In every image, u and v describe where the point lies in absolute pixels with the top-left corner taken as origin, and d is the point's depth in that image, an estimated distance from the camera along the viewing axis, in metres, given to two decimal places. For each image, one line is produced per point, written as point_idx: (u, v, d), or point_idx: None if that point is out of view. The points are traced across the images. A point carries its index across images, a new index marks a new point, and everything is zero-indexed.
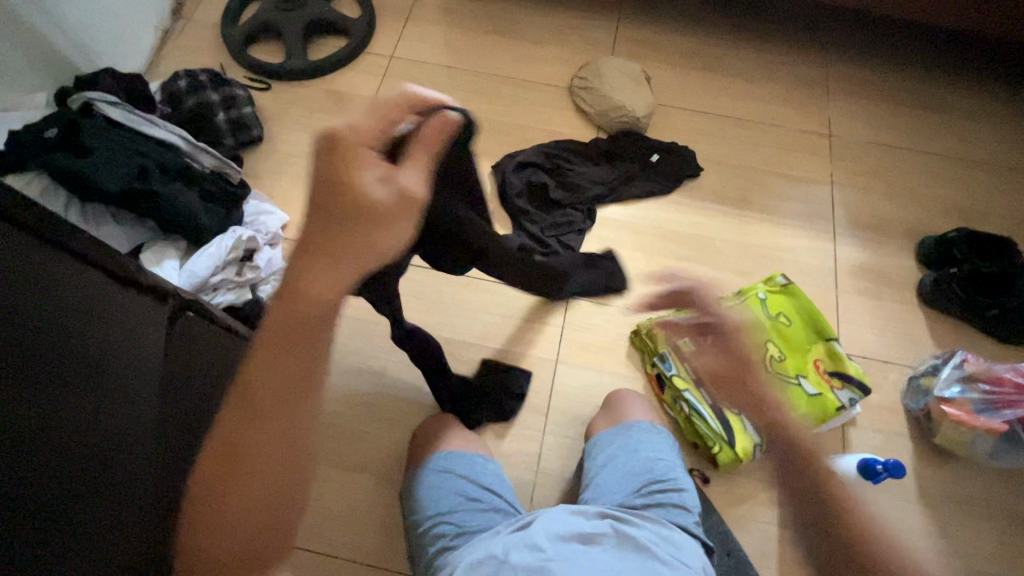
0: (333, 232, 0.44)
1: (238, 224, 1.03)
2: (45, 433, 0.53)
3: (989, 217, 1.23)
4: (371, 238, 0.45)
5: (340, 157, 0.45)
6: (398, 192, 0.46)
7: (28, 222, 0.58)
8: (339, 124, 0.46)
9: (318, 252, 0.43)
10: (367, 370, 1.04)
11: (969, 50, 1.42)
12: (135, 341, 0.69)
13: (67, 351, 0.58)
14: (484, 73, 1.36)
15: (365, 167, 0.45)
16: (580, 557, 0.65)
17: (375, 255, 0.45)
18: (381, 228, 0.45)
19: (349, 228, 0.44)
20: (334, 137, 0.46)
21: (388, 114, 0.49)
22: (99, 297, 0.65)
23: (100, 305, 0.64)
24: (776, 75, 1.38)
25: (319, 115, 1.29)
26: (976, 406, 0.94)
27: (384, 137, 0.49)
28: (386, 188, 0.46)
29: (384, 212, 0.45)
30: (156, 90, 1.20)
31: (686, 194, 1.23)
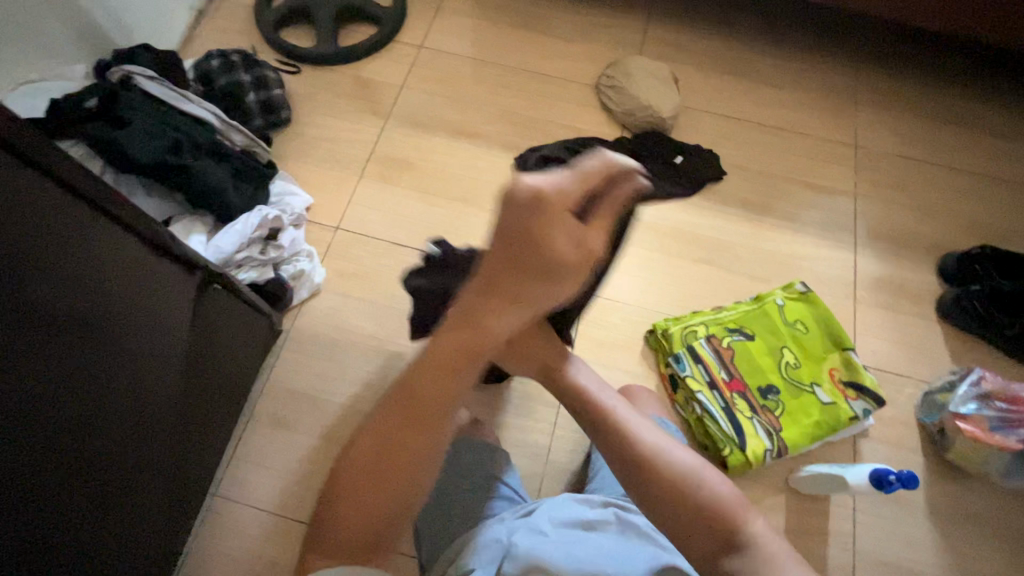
0: (504, 274, 0.56)
1: (264, 204, 1.04)
2: (54, 392, 0.55)
3: (1014, 236, 1.22)
4: (545, 284, 0.57)
5: (543, 215, 0.54)
6: (580, 249, 0.56)
7: (83, 190, 0.58)
8: (552, 181, 0.54)
9: (498, 299, 0.57)
10: (383, 354, 1.05)
11: (1002, 67, 1.40)
12: (157, 309, 0.70)
13: (91, 315, 0.59)
14: (511, 67, 1.36)
15: (560, 225, 0.55)
16: (583, 542, 0.66)
17: (542, 302, 0.58)
18: (558, 281, 0.57)
19: (524, 280, 0.56)
20: (540, 193, 0.53)
21: (588, 178, 0.57)
22: (135, 264, 0.66)
23: (133, 273, 0.66)
24: (803, 82, 1.38)
25: (346, 100, 1.30)
26: (992, 424, 0.93)
27: (579, 198, 0.57)
28: (574, 247, 0.56)
29: (565, 265, 0.56)
30: (189, 68, 1.22)
31: (708, 197, 1.23)
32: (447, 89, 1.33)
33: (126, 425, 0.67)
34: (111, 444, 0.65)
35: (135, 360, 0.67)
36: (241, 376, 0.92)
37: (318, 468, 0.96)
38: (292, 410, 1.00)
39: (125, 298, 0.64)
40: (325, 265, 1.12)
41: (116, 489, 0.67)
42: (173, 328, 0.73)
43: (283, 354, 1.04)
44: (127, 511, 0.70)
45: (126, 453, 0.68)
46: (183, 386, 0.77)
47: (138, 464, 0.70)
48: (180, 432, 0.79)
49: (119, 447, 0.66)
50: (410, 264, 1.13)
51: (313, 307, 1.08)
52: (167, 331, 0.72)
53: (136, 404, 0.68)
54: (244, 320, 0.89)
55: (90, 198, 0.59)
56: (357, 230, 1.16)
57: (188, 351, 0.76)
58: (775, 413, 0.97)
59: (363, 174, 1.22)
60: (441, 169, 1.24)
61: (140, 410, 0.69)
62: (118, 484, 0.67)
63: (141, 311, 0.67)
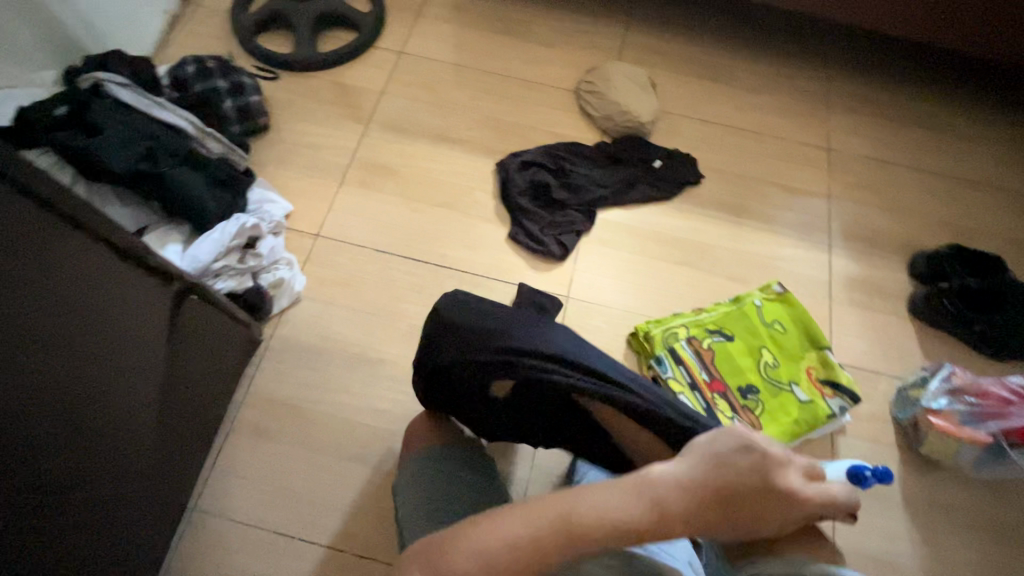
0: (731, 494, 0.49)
1: (242, 212, 1.03)
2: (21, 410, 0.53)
3: (980, 235, 1.26)
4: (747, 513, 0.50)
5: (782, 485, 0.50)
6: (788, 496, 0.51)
7: (55, 202, 0.57)
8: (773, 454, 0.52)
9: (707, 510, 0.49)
10: (366, 361, 1.05)
11: (967, 72, 1.45)
12: (130, 321, 0.68)
13: (61, 329, 0.58)
14: (492, 72, 1.37)
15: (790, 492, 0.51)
16: None
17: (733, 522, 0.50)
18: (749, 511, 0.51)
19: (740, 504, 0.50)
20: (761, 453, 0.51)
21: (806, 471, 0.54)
22: (105, 276, 0.64)
23: (105, 285, 0.64)
24: (778, 87, 1.41)
25: (326, 106, 1.30)
26: (962, 419, 0.96)
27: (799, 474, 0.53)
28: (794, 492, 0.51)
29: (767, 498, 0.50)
30: (163, 75, 1.20)
31: (687, 200, 1.24)
32: (427, 94, 1.33)
33: (98, 442, 0.65)
34: (83, 462, 0.63)
35: (107, 376, 0.65)
36: (221, 388, 0.90)
37: (302, 478, 0.95)
38: (274, 420, 0.99)
39: (95, 311, 0.63)
40: (305, 272, 1.11)
41: (89, 509, 0.65)
42: (147, 340, 0.71)
43: (263, 364, 1.03)
44: (102, 530, 0.68)
45: (99, 473, 0.66)
46: (158, 400, 0.75)
47: (111, 481, 0.68)
48: (157, 447, 0.77)
49: (91, 466, 0.64)
50: (393, 270, 1.13)
51: (294, 315, 1.07)
52: (141, 343, 0.70)
53: (108, 421, 0.66)
54: (222, 330, 0.88)
55: (60, 211, 0.58)
56: (338, 237, 1.15)
57: (163, 364, 0.75)
58: (755, 412, 0.98)
59: (344, 181, 1.21)
60: (423, 174, 1.23)
61: (114, 426, 0.67)
62: (91, 503, 0.65)
63: (112, 325, 0.65)
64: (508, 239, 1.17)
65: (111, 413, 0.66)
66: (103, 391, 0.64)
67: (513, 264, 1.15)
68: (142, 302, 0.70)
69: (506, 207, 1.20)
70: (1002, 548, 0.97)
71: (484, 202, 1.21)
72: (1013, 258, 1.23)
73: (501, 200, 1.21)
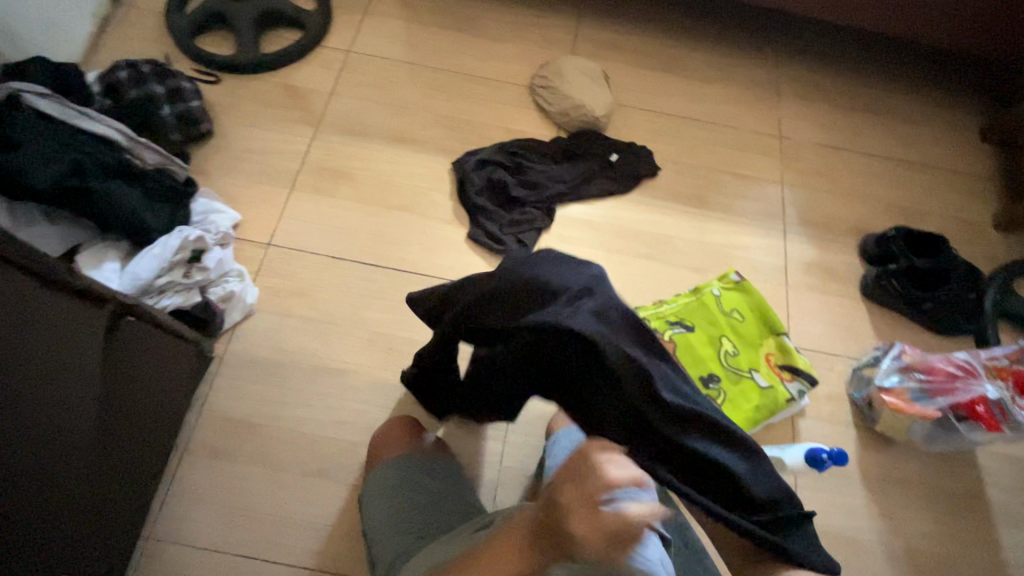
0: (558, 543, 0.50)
1: (185, 225, 0.99)
2: None
3: (925, 215, 1.30)
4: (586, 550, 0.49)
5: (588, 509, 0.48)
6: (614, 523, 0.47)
7: None
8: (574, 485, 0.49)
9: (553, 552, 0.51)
10: (325, 372, 1.02)
11: (909, 56, 1.50)
12: (66, 351, 0.65)
13: None
14: (444, 69, 1.34)
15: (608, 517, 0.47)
16: None
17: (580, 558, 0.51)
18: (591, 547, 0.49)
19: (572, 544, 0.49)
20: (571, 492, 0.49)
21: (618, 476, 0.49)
22: (32, 305, 0.61)
23: (28, 314, 0.60)
24: (730, 76, 1.42)
25: (273, 109, 1.25)
26: (913, 395, 1.00)
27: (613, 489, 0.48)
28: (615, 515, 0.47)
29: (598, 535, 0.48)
30: (94, 81, 1.13)
31: (645, 192, 1.25)
32: (379, 94, 1.30)
33: (41, 483, 0.61)
34: (27, 506, 0.59)
35: (47, 411, 0.61)
36: (168, 410, 0.87)
37: (263, 497, 0.92)
38: (231, 439, 0.95)
39: (26, 345, 0.59)
40: (258, 283, 1.07)
41: (35, 555, 0.61)
42: (86, 368, 0.68)
43: (216, 381, 0.99)
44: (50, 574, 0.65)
45: (41, 516, 0.62)
46: (102, 430, 0.71)
47: (58, 521, 0.65)
48: (103, 479, 0.73)
49: (36, 509, 0.60)
50: (350, 277, 1.10)
51: (248, 329, 1.03)
52: (80, 373, 0.67)
53: (52, 458, 0.62)
54: (167, 350, 0.84)
55: None
56: (291, 245, 1.11)
57: (105, 392, 0.71)
58: (717, 401, 0.99)
59: (295, 186, 1.17)
60: (377, 177, 1.20)
61: (59, 463, 0.63)
62: (39, 547, 0.62)
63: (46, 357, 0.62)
64: (466, 240, 1.15)
65: (54, 451, 0.63)
66: (43, 429, 0.61)
67: (474, 265, 1.14)
68: (75, 329, 0.67)
69: (464, 207, 1.18)
70: (955, 516, 1.01)
71: (441, 203, 1.19)
72: (956, 236, 1.28)
73: (459, 200, 1.19)
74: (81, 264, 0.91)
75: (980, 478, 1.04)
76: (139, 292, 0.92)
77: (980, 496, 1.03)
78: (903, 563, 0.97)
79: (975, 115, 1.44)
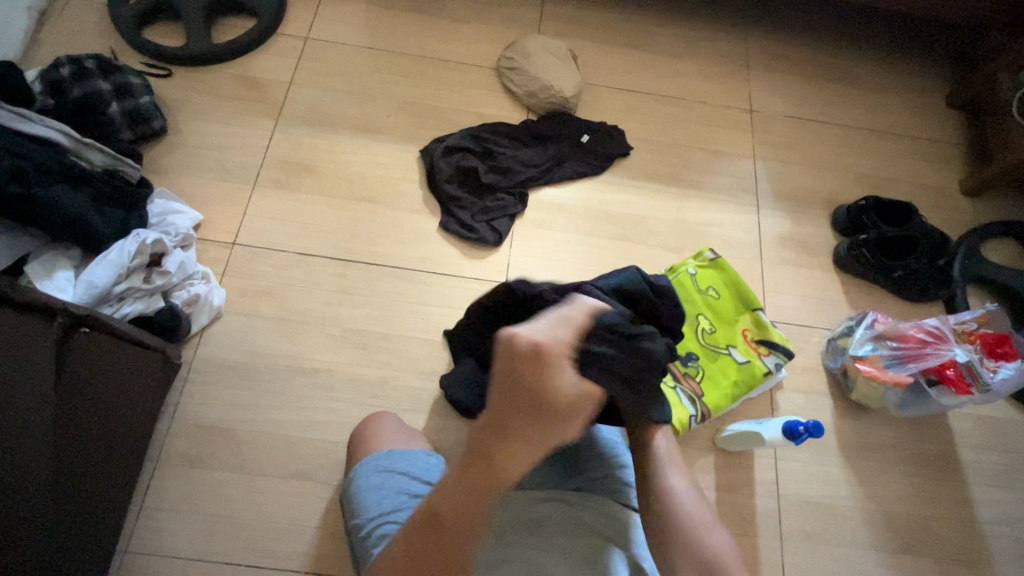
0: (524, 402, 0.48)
1: (142, 228, 0.94)
2: None
3: (895, 183, 1.32)
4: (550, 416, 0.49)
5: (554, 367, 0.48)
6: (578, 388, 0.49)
7: None
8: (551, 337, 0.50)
9: (516, 426, 0.49)
10: (301, 372, 0.99)
11: (876, 24, 1.49)
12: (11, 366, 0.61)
13: None
14: (408, 54, 1.30)
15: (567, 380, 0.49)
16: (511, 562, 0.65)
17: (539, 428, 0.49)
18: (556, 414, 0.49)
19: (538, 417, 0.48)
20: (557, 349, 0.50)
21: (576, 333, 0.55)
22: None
23: None
24: (699, 51, 1.41)
25: (230, 103, 1.20)
26: (886, 362, 1.01)
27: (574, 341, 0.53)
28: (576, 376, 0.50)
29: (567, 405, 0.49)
30: (33, 79, 1.07)
31: (618, 173, 1.23)
32: (341, 82, 1.25)
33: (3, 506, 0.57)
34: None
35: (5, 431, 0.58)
36: (134, 422, 0.84)
37: (242, 503, 0.90)
38: (204, 446, 0.93)
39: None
40: (224, 285, 1.04)
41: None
42: (40, 384, 0.64)
43: (187, 387, 0.96)
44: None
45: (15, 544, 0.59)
46: (63, 448, 0.68)
47: (29, 551, 0.61)
48: (68, 499, 0.70)
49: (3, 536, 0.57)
50: (320, 273, 1.07)
51: (217, 331, 1.00)
52: (33, 389, 0.63)
53: (11, 479, 0.59)
54: (129, 360, 0.81)
55: None
56: (257, 243, 1.08)
57: (60, 409, 0.67)
58: (696, 379, 1.00)
59: (257, 182, 1.13)
60: (343, 168, 1.17)
61: (20, 484, 0.60)
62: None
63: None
64: (438, 230, 1.13)
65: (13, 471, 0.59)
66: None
67: (448, 255, 1.11)
68: (18, 342, 0.63)
69: (434, 195, 1.15)
70: (928, 477, 1.04)
71: (411, 192, 1.16)
72: (926, 203, 1.30)
73: (429, 189, 1.16)
74: (30, 274, 0.86)
75: (951, 439, 1.07)
76: (94, 300, 0.87)
77: (952, 457, 1.05)
78: (880, 526, 0.99)
79: (941, 81, 1.45)
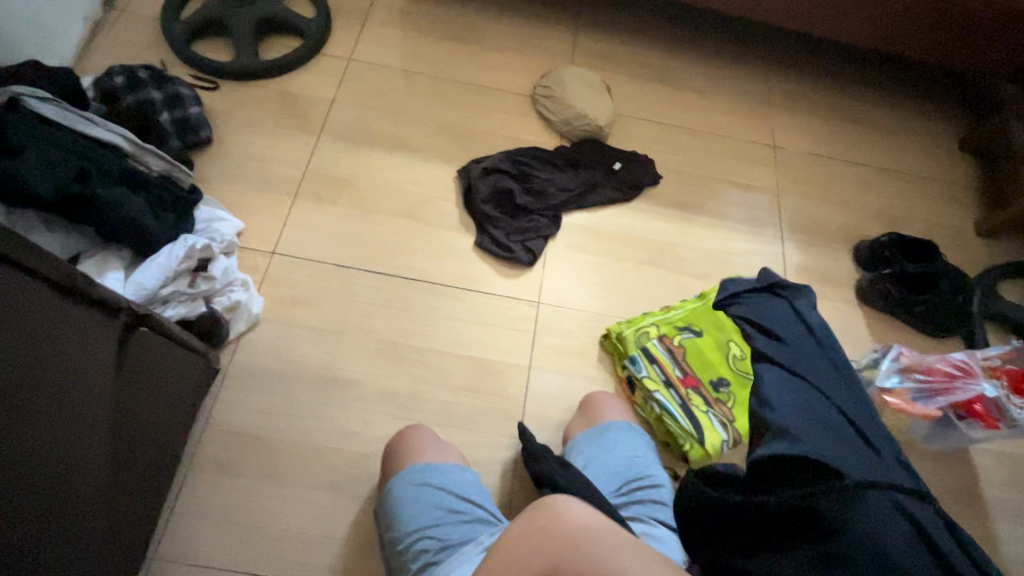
0: None
1: (188, 233, 0.97)
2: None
3: (912, 221, 1.36)
4: None
5: None
6: None
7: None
8: None
9: None
10: (334, 381, 1.00)
11: (891, 70, 1.56)
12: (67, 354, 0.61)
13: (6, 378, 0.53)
14: (446, 78, 1.35)
15: None
16: None
17: None
18: None
19: None
20: None
21: None
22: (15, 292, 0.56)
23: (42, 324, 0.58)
24: (723, 88, 1.46)
25: (274, 117, 1.23)
26: (914, 396, 1.02)
27: None
28: None
29: None
30: (89, 86, 1.10)
31: (647, 200, 1.27)
32: (381, 102, 1.29)
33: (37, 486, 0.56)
34: (20, 514, 0.54)
35: (74, 416, 0.62)
36: (177, 423, 0.84)
37: (273, 511, 0.89)
38: (238, 453, 0.93)
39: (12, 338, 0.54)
40: (262, 293, 1.05)
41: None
42: (86, 369, 0.64)
43: (223, 393, 0.96)
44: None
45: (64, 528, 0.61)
46: (111, 439, 0.68)
47: (62, 539, 0.60)
48: (116, 493, 0.70)
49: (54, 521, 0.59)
50: (356, 284, 1.09)
51: (253, 339, 1.01)
52: (78, 373, 0.62)
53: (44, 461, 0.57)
54: (177, 361, 0.82)
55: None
56: (295, 253, 1.10)
57: (118, 400, 0.69)
58: (728, 404, 1.01)
59: (297, 194, 1.16)
60: (380, 184, 1.19)
61: (80, 470, 0.63)
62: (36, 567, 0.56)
63: (39, 351, 0.57)
64: (473, 248, 1.15)
65: (47, 450, 0.58)
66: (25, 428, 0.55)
67: (482, 273, 1.13)
68: (78, 331, 0.63)
69: (470, 214, 1.18)
70: (955, 511, 1.04)
71: (447, 210, 1.19)
72: (942, 242, 1.34)
73: (464, 207, 1.19)
74: (84, 272, 0.87)
75: (975, 473, 1.08)
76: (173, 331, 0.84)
77: (976, 493, 1.06)
78: None
79: (953, 127, 1.51)
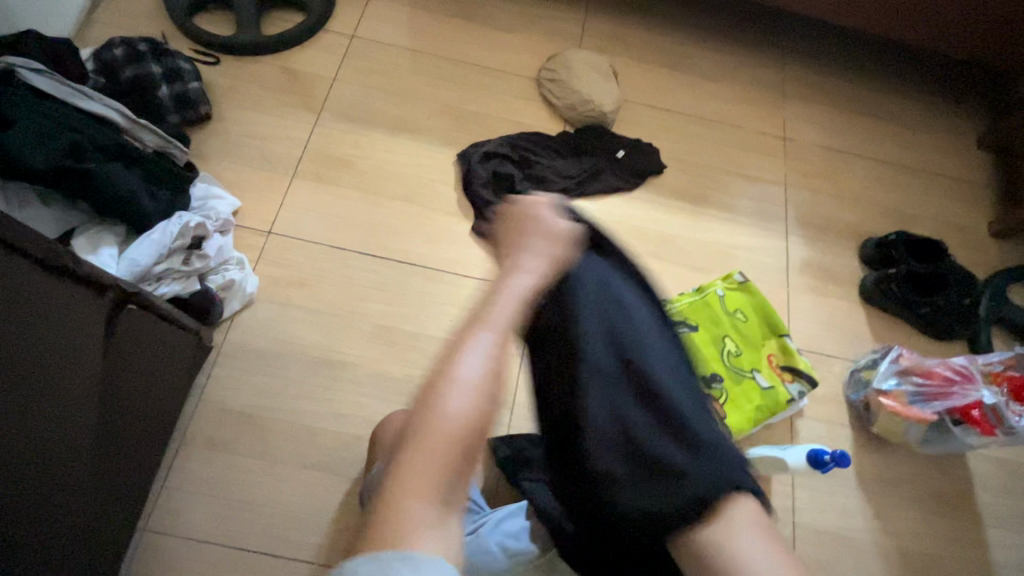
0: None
1: (185, 210, 0.96)
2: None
3: (923, 219, 1.32)
4: None
5: None
6: None
7: None
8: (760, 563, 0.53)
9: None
10: (326, 363, 1.00)
11: (912, 61, 1.50)
12: (55, 340, 0.62)
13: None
14: (450, 58, 1.32)
15: None
16: None
17: None
18: None
19: None
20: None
21: None
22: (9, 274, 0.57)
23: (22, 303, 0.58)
24: (735, 75, 1.42)
25: (274, 93, 1.22)
26: (910, 398, 1.01)
27: None
28: None
29: None
30: (88, 58, 1.09)
31: (650, 189, 1.24)
32: (383, 81, 1.27)
33: (31, 470, 0.58)
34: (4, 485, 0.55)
35: (60, 394, 0.62)
36: (167, 399, 0.85)
37: (261, 489, 0.91)
38: (229, 430, 0.94)
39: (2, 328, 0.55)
40: (257, 273, 1.05)
41: (38, 548, 0.61)
42: (71, 347, 0.64)
43: (216, 371, 0.97)
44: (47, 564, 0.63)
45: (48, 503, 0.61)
46: (98, 417, 0.69)
47: (46, 514, 0.62)
48: (104, 468, 0.72)
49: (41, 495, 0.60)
50: (352, 267, 1.08)
51: (247, 318, 1.01)
52: (66, 357, 0.63)
53: (37, 442, 0.59)
54: (168, 340, 0.82)
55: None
56: (292, 234, 1.09)
57: (105, 380, 0.70)
58: (719, 400, 1.01)
59: (296, 174, 1.15)
60: (379, 165, 1.18)
61: (66, 446, 0.64)
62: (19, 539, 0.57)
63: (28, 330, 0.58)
64: (470, 233, 1.14)
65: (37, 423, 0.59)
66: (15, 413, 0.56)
67: (478, 260, 1.12)
68: (69, 314, 0.64)
69: (468, 198, 1.17)
70: (945, 516, 1.03)
71: (445, 194, 1.17)
72: (953, 241, 1.30)
73: (463, 191, 1.18)
74: (76, 248, 0.87)
75: (969, 478, 1.06)
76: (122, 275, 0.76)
77: (969, 498, 1.05)
78: (894, 562, 0.99)
79: (973, 122, 1.46)
